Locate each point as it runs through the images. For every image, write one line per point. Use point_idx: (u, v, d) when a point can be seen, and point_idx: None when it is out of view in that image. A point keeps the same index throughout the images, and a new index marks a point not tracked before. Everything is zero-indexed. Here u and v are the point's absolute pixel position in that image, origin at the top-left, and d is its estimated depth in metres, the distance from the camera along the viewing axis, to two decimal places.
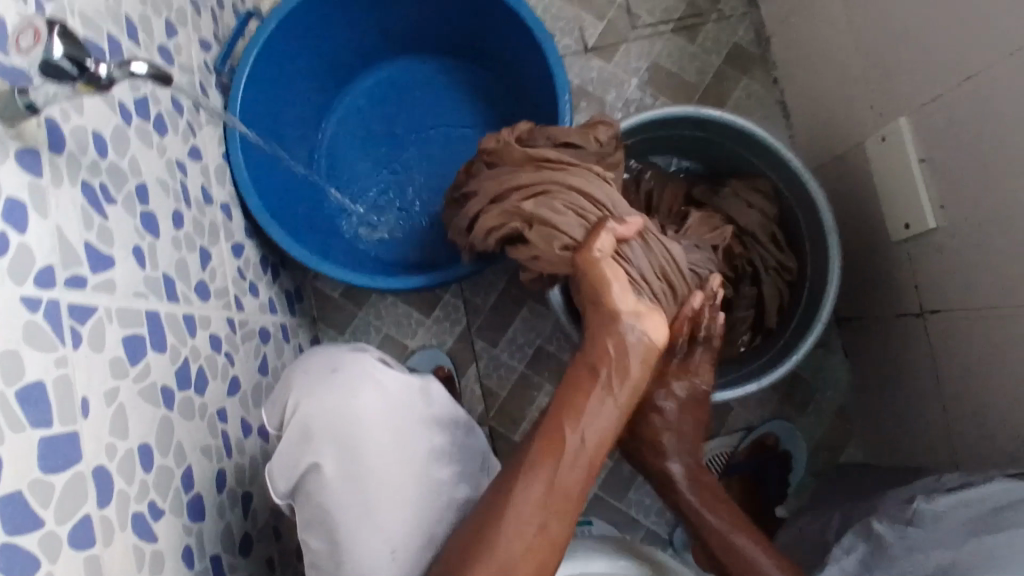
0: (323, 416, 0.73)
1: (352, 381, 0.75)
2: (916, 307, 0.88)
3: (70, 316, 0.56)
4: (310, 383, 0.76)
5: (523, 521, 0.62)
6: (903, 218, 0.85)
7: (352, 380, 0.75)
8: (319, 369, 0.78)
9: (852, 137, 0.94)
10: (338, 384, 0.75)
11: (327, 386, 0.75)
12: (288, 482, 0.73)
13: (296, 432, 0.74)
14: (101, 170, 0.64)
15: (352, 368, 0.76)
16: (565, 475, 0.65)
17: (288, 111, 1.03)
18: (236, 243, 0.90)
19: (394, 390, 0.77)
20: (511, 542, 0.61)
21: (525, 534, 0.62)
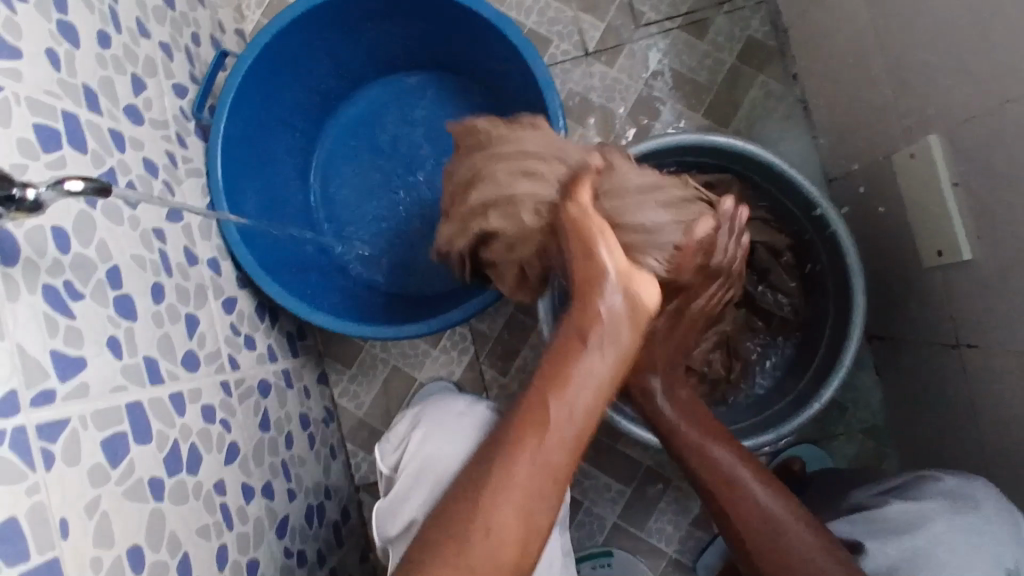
0: (445, 451, 0.74)
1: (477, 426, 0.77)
2: (952, 337, 0.82)
3: (39, 436, 0.54)
4: (436, 422, 0.78)
5: (502, 508, 0.54)
6: (937, 243, 0.79)
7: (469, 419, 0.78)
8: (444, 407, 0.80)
9: (882, 146, 0.87)
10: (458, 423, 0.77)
11: (450, 424, 0.77)
12: (394, 526, 0.74)
13: (412, 468, 0.75)
14: (65, 266, 0.62)
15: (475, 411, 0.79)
16: (549, 447, 0.54)
17: (275, 151, 0.99)
18: (227, 298, 0.88)
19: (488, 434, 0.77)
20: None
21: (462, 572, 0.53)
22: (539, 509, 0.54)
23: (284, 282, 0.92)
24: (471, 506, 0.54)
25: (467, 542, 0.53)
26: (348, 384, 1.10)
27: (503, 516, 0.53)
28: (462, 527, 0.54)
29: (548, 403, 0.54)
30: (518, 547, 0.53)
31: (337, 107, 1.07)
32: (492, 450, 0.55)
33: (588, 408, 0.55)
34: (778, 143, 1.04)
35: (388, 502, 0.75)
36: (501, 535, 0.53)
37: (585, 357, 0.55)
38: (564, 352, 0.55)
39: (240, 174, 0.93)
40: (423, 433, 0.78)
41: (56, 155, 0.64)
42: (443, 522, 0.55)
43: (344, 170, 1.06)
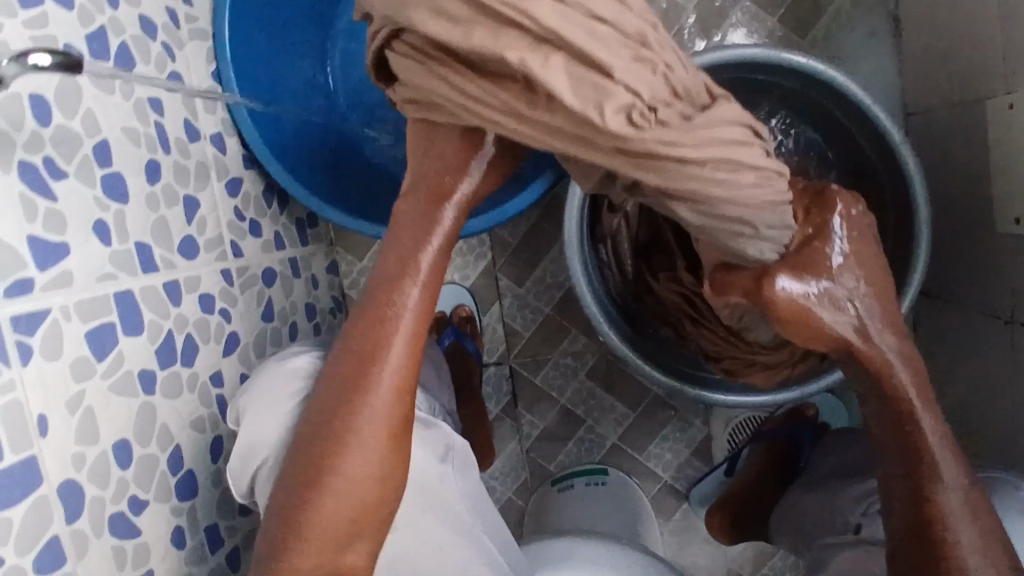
0: (267, 440, 0.63)
1: (277, 388, 0.65)
2: (1006, 311, 0.75)
3: (15, 328, 0.51)
4: (266, 380, 0.67)
5: (370, 416, 0.58)
6: (1016, 210, 0.70)
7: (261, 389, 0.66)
8: (268, 377, 0.67)
9: (978, 84, 0.75)
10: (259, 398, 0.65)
11: (275, 390, 0.65)
12: (246, 484, 0.65)
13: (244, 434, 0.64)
14: (45, 141, 0.56)
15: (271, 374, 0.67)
16: (399, 350, 0.60)
17: (293, 16, 0.90)
18: (232, 179, 0.82)
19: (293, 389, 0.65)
20: (348, 470, 0.57)
21: (357, 463, 0.58)
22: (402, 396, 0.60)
23: (291, 168, 0.85)
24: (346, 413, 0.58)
25: (344, 447, 0.58)
26: (359, 276, 1.06)
27: (373, 409, 0.58)
28: (347, 421, 0.58)
29: (376, 329, 0.60)
30: (388, 430, 0.59)
31: None
32: (349, 354, 0.60)
33: (422, 311, 0.61)
34: (858, 64, 0.91)
35: (236, 461, 0.64)
36: (381, 421, 0.59)
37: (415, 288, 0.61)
38: (390, 289, 0.60)
39: (250, 43, 0.84)
40: (250, 393, 0.66)
41: (37, 12, 0.56)
42: (316, 442, 0.58)
43: (365, 46, 0.97)
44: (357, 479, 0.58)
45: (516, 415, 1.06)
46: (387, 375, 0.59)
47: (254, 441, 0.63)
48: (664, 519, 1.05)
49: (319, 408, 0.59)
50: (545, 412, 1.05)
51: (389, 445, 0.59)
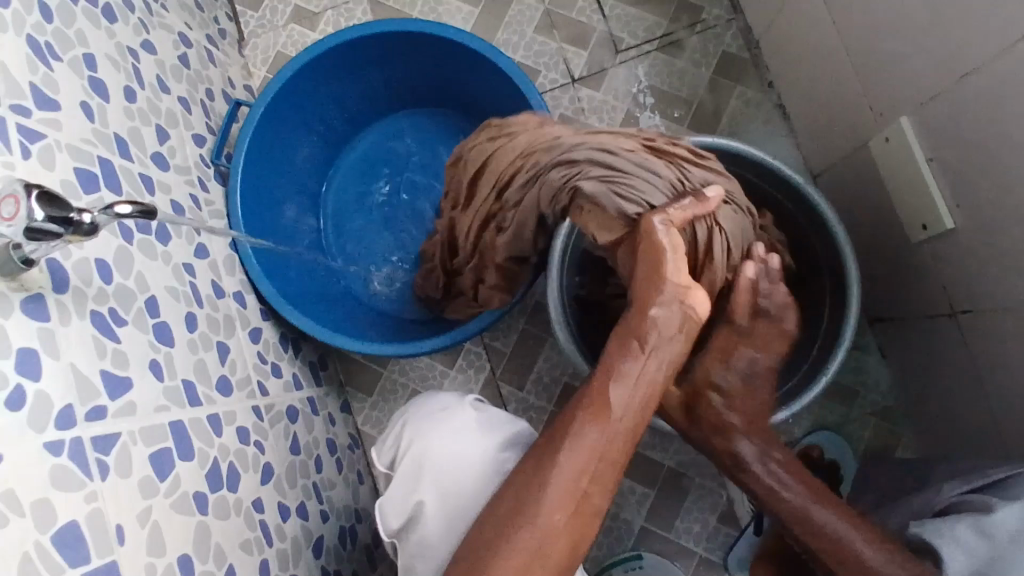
0: (443, 457, 0.72)
1: (463, 421, 0.75)
2: (946, 307, 0.86)
3: (94, 448, 0.58)
4: (423, 419, 0.76)
5: (559, 488, 0.61)
6: (919, 218, 0.84)
7: (446, 419, 0.76)
8: (441, 408, 0.78)
9: (858, 135, 0.93)
10: (438, 421, 0.76)
11: (442, 419, 0.75)
12: (398, 520, 0.72)
13: (409, 462, 0.73)
14: (109, 296, 0.67)
15: (450, 406, 0.78)
16: (598, 450, 0.62)
17: (290, 189, 1.06)
18: (254, 328, 0.92)
19: (467, 419, 0.76)
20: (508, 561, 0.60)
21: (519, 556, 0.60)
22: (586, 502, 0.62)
23: (302, 310, 0.96)
24: (521, 511, 0.61)
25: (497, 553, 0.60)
26: (371, 410, 1.13)
27: (548, 508, 0.61)
28: (515, 519, 0.61)
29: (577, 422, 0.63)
30: (564, 534, 0.61)
31: (344, 145, 1.14)
32: (539, 452, 0.64)
33: (625, 421, 0.64)
34: (762, 146, 1.10)
35: (394, 497, 0.73)
36: (560, 518, 0.61)
37: (603, 410, 0.63)
38: (588, 398, 0.64)
39: (255, 212, 0.98)
40: (414, 433, 0.75)
41: (95, 196, 0.70)
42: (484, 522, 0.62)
43: (353, 202, 1.12)
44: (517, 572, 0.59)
45: None
46: (572, 483, 0.62)
47: (422, 463, 0.72)
48: None
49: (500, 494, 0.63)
50: None
51: (555, 545, 0.61)
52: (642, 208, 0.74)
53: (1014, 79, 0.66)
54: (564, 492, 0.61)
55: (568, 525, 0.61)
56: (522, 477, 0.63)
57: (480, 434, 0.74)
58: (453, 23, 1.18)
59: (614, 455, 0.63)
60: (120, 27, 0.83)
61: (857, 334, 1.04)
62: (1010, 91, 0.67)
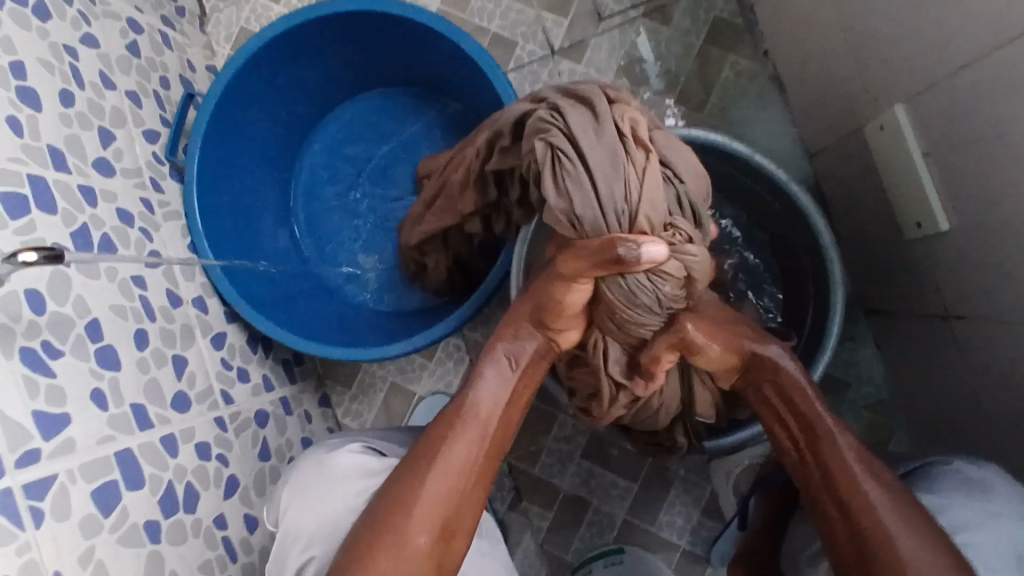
0: (320, 520, 0.67)
1: (342, 476, 0.70)
2: (941, 308, 0.81)
3: (26, 494, 0.56)
4: (302, 479, 0.71)
5: (439, 482, 0.62)
6: (913, 215, 0.77)
7: (324, 475, 0.70)
8: (313, 460, 0.73)
9: (853, 119, 0.85)
10: (318, 477, 0.70)
11: (315, 479, 0.70)
12: None
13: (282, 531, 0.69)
14: (41, 328, 0.64)
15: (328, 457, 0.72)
16: (467, 455, 0.64)
17: (253, 182, 1.01)
18: (216, 334, 0.90)
19: (342, 473, 0.70)
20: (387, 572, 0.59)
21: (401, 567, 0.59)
22: (463, 506, 0.63)
23: (268, 313, 0.93)
24: (398, 514, 0.60)
25: (399, 527, 0.60)
26: (350, 403, 1.11)
27: (428, 498, 0.61)
28: (395, 521, 0.60)
29: (456, 419, 0.65)
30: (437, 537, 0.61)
31: (310, 131, 1.08)
32: (421, 454, 0.64)
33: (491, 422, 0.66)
34: (755, 122, 1.02)
35: (275, 562, 0.68)
36: (426, 537, 0.61)
37: (479, 401, 0.66)
38: (474, 375, 0.68)
39: (216, 209, 0.95)
40: (290, 491, 0.71)
41: (24, 221, 0.66)
42: (368, 530, 0.60)
43: (323, 193, 1.08)
44: None
45: (524, 510, 1.07)
46: (448, 487, 0.62)
47: (302, 526, 0.68)
48: None
49: (384, 491, 0.63)
50: (552, 501, 1.07)
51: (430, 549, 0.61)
52: (567, 215, 0.60)
53: (1017, 77, 0.59)
54: (441, 492, 0.62)
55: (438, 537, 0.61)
56: (403, 476, 0.62)
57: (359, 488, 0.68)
58: None
59: (481, 460, 0.64)
60: (55, 24, 0.78)
61: (850, 326, 0.98)
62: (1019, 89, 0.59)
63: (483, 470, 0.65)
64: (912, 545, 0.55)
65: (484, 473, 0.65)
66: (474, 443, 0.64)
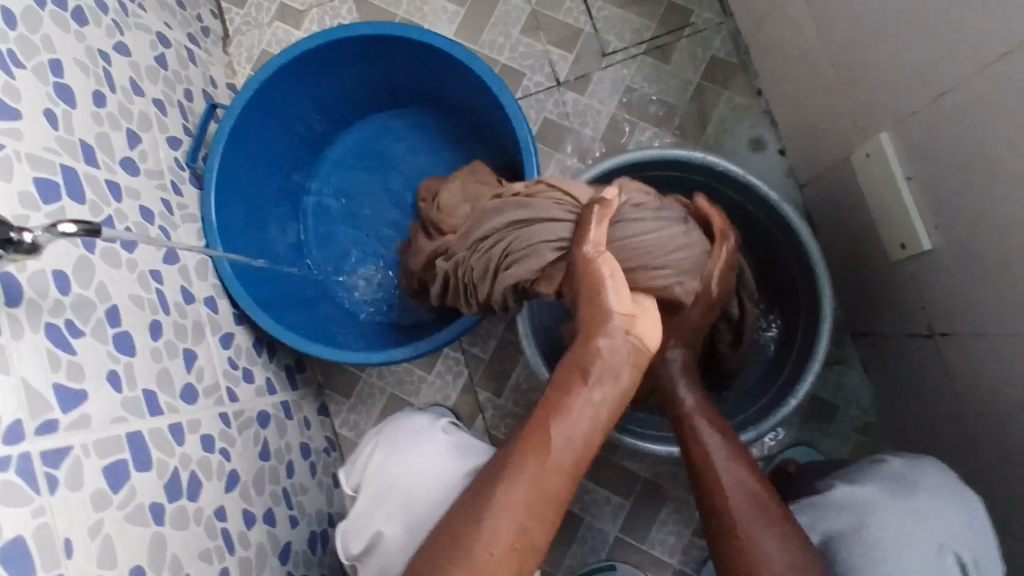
0: (401, 479, 0.78)
1: (429, 445, 0.81)
2: (926, 326, 0.85)
3: (43, 462, 0.58)
4: (394, 444, 0.82)
5: (512, 503, 0.61)
6: (899, 237, 0.82)
7: (412, 444, 0.81)
8: (407, 429, 0.83)
9: (842, 148, 0.91)
10: (405, 444, 0.81)
11: (408, 443, 0.81)
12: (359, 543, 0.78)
13: (371, 487, 0.79)
14: (65, 307, 0.66)
15: (418, 430, 0.83)
16: (546, 475, 0.62)
17: (267, 192, 1.05)
18: (225, 333, 0.92)
19: (429, 443, 0.81)
20: None
21: None
22: (538, 523, 0.62)
23: (276, 316, 0.96)
24: (468, 531, 0.61)
25: (469, 546, 0.60)
26: (348, 413, 1.13)
27: (498, 523, 0.61)
28: (464, 538, 0.61)
29: (540, 437, 0.63)
30: (511, 557, 0.60)
31: (323, 147, 1.13)
32: (499, 469, 0.63)
33: (576, 441, 0.63)
34: (747, 153, 1.08)
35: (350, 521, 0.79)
36: (497, 553, 0.60)
37: (569, 418, 0.63)
38: (557, 398, 0.64)
39: (231, 214, 0.98)
40: (379, 453, 0.81)
41: (55, 206, 0.69)
42: (437, 545, 0.62)
43: (333, 205, 1.12)
44: None
45: None
46: (523, 506, 0.61)
47: (381, 484, 0.79)
48: None
49: (461, 509, 0.63)
50: None
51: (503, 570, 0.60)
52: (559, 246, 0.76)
53: (994, 102, 0.64)
54: (517, 515, 0.61)
55: (509, 558, 0.61)
56: (479, 495, 0.62)
57: (439, 456, 0.79)
58: (438, 23, 1.16)
59: (563, 480, 0.63)
60: (92, 30, 0.82)
61: (838, 348, 1.02)
62: (994, 113, 0.64)
63: (560, 496, 0.62)
64: None
65: (566, 492, 0.63)
66: (557, 464, 0.62)
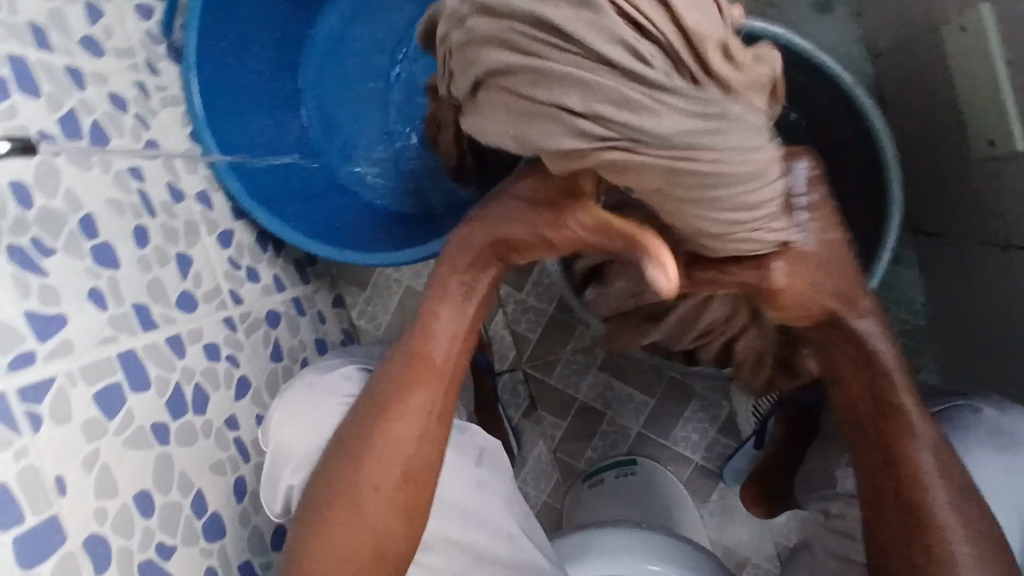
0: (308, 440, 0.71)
1: (321, 394, 0.73)
2: (1001, 239, 0.73)
3: (21, 399, 0.55)
4: (292, 402, 0.73)
5: (389, 442, 0.63)
6: (987, 133, 0.69)
7: (307, 401, 0.73)
8: (307, 380, 0.75)
9: (930, 13, 0.74)
10: (307, 401, 0.73)
11: (311, 397, 0.73)
12: (279, 504, 0.72)
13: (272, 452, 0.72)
14: (29, 224, 0.60)
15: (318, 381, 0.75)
16: (415, 411, 0.63)
17: (259, 67, 0.94)
18: (223, 232, 0.86)
19: (322, 394, 0.73)
20: (343, 538, 0.62)
21: (358, 530, 0.62)
22: (421, 452, 0.64)
23: (278, 209, 0.89)
24: (348, 477, 0.63)
25: (354, 486, 0.63)
26: (365, 305, 1.09)
27: (378, 462, 0.63)
28: (344, 485, 0.63)
29: (414, 366, 0.64)
30: (398, 490, 0.63)
31: (320, 12, 1.00)
32: (366, 408, 0.64)
33: (449, 363, 0.64)
34: (813, 13, 0.91)
35: (267, 484, 0.72)
36: (380, 490, 0.62)
37: (436, 341, 0.64)
38: (427, 317, 0.64)
39: (220, 94, 0.88)
40: (280, 413, 0.73)
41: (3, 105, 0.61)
42: (318, 489, 0.64)
43: (332, 82, 1.00)
44: (358, 547, 0.62)
45: (539, 419, 1.06)
46: (398, 441, 0.63)
47: (287, 444, 0.71)
48: (703, 502, 1.04)
49: (331, 455, 0.65)
50: (567, 412, 1.06)
51: (393, 507, 0.62)
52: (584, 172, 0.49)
53: None
54: (389, 457, 0.63)
55: (396, 493, 0.63)
56: (352, 435, 0.64)
57: (330, 407, 0.72)
58: None
59: (436, 412, 0.64)
60: None
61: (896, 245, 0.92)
62: None
63: (436, 422, 0.64)
64: (965, 546, 0.53)
65: (443, 417, 0.65)
66: (428, 397, 0.64)
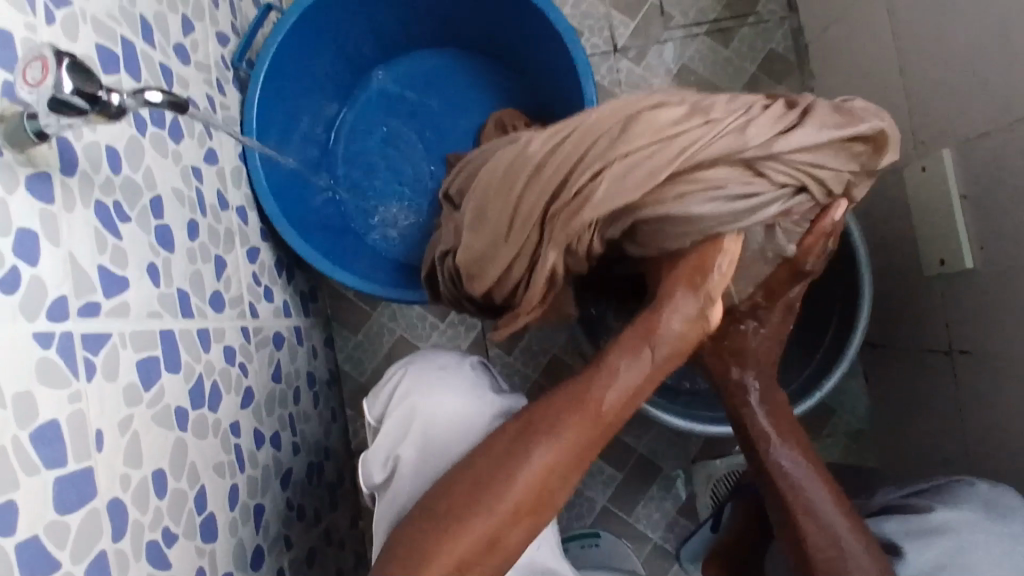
0: (440, 424, 0.69)
1: (454, 385, 0.72)
2: (945, 343, 0.88)
3: (84, 345, 0.54)
4: (421, 376, 0.73)
5: (544, 445, 0.58)
6: (941, 253, 0.84)
7: (436, 386, 0.72)
8: (434, 364, 0.75)
9: (892, 160, 0.92)
10: (437, 381, 0.73)
11: (438, 376, 0.73)
12: (382, 473, 0.70)
13: (400, 413, 0.71)
14: (115, 187, 0.62)
15: (451, 372, 0.74)
16: (582, 420, 0.59)
17: (306, 109, 1.01)
18: (251, 247, 0.88)
19: (453, 387, 0.72)
20: (471, 527, 0.56)
21: (485, 522, 0.56)
22: (570, 466, 0.58)
23: (307, 238, 0.93)
24: (496, 467, 0.58)
25: (496, 478, 0.57)
26: (353, 349, 1.11)
27: (530, 463, 0.57)
28: (486, 473, 0.58)
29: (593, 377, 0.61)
30: (536, 498, 0.57)
31: (366, 74, 1.09)
32: (547, 407, 0.60)
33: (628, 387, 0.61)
34: None
35: (375, 451, 0.70)
36: (521, 492, 0.57)
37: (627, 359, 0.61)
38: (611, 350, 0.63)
39: (271, 124, 0.94)
40: (407, 386, 0.73)
41: (114, 78, 0.65)
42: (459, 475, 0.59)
43: (368, 135, 1.08)
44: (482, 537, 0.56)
45: None
46: (557, 446, 0.58)
47: (417, 415, 0.70)
48: None
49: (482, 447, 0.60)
50: None
51: (519, 512, 0.57)
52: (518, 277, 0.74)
53: None
54: (542, 456, 0.57)
55: (535, 501, 0.57)
56: (508, 430, 0.60)
57: (463, 402, 0.70)
58: None
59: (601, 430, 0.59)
60: None
61: None
62: None
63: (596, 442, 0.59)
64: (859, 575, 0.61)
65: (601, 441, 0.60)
66: (599, 409, 0.59)
